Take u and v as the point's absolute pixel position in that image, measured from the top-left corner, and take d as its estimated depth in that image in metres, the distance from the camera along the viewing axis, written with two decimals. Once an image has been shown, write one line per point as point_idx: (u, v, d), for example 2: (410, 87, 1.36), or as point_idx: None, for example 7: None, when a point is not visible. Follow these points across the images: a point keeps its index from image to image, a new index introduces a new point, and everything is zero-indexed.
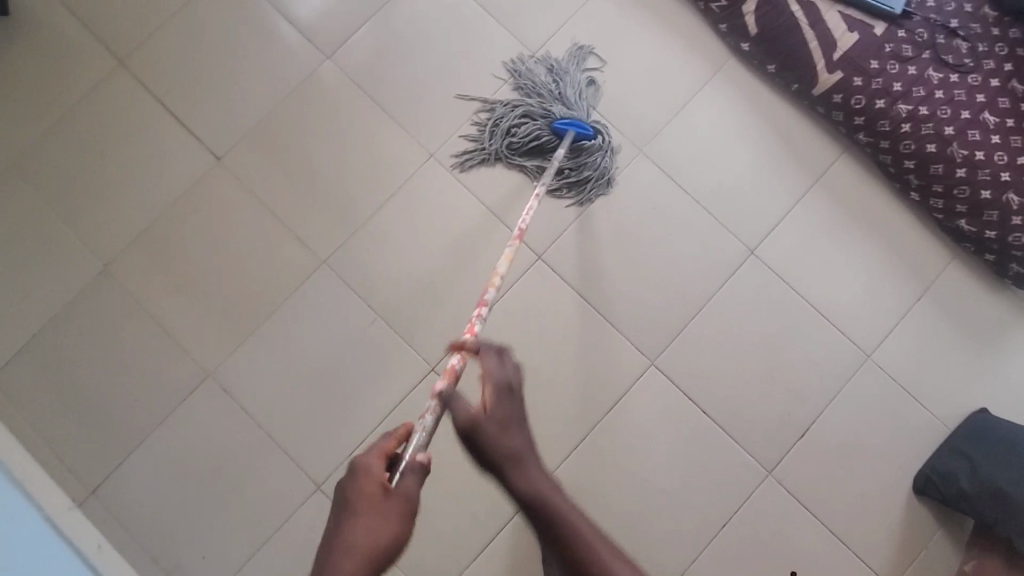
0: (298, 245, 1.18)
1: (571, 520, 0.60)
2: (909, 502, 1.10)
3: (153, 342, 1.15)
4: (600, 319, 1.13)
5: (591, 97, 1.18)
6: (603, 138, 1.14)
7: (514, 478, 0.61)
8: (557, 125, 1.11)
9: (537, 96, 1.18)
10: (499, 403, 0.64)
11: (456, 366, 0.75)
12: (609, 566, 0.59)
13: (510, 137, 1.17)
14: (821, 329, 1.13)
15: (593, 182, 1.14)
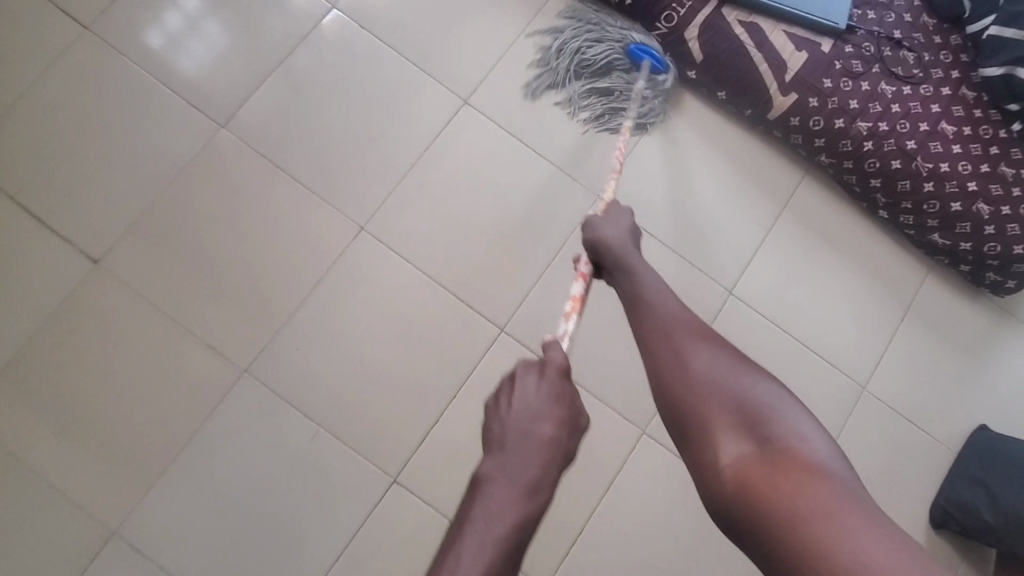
0: (211, 353, 0.97)
1: (660, 307, 0.65)
2: (929, 538, 1.03)
3: (33, 504, 0.91)
4: (580, 391, 1.00)
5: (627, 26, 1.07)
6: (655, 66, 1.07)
7: (625, 274, 0.71)
8: (633, 49, 1.04)
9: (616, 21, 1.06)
10: (618, 228, 0.78)
11: (587, 271, 0.78)
12: (708, 357, 0.59)
13: (580, 58, 1.06)
14: (813, 365, 1.05)
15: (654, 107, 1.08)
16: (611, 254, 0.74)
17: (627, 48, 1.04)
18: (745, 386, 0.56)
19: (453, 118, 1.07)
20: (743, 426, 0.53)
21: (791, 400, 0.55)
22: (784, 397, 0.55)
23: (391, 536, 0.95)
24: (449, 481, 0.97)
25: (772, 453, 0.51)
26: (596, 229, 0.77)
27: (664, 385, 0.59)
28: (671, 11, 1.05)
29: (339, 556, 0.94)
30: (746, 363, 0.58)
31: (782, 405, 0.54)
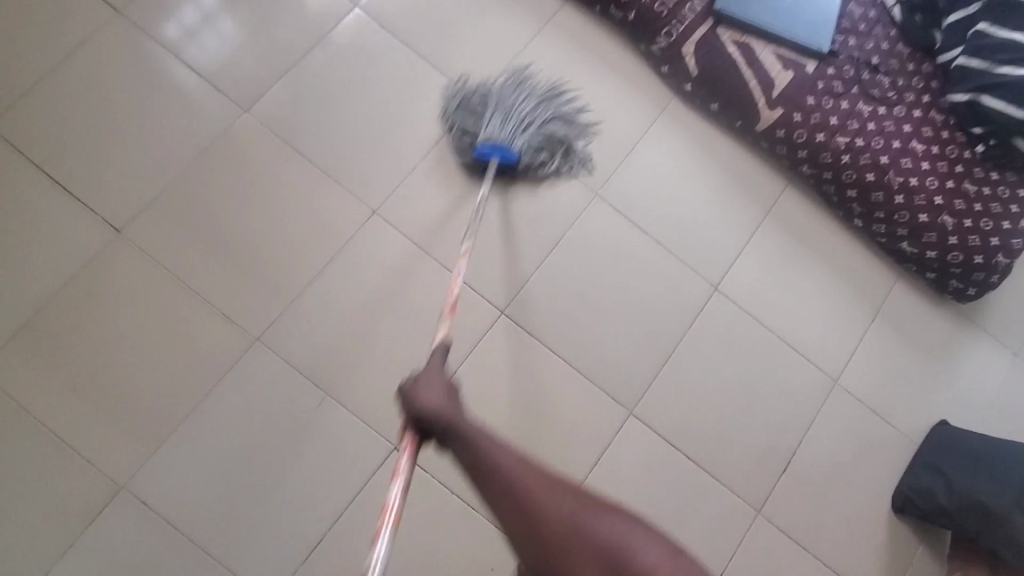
0: (225, 322, 1.02)
1: (494, 458, 0.60)
2: (890, 522, 1.10)
3: (45, 455, 0.94)
4: (573, 372, 1.06)
5: (515, 95, 1.11)
6: (536, 133, 1.09)
7: (450, 436, 0.65)
8: (477, 151, 1.06)
9: (518, 80, 1.13)
10: (434, 389, 0.69)
11: (413, 441, 0.71)
12: (550, 499, 0.56)
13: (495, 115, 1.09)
14: (788, 357, 1.13)
15: (570, 153, 1.12)
16: (433, 416, 0.67)
17: (474, 152, 1.07)
18: (602, 524, 0.53)
19: (463, 116, 1.14)
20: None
21: (635, 524, 0.53)
22: (628, 519, 0.53)
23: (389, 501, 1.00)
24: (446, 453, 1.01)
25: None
26: (417, 396, 0.69)
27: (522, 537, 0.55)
28: (670, 28, 1.14)
29: (337, 518, 0.98)
30: (591, 498, 0.56)
31: (631, 539, 0.51)
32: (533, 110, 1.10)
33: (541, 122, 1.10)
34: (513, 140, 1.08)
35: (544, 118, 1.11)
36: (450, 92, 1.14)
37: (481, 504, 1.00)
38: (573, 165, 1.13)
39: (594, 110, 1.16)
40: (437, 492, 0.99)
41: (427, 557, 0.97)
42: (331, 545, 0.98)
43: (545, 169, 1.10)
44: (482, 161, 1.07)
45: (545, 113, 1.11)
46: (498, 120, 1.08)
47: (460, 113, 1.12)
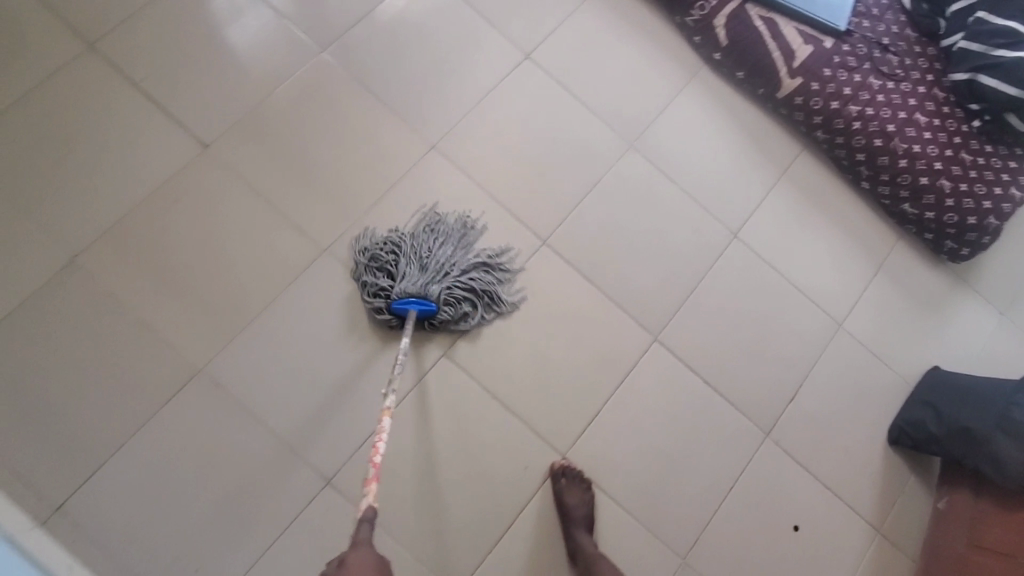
0: (297, 234, 1.09)
1: None
2: (885, 452, 1.22)
3: (131, 340, 1.02)
4: (605, 299, 1.18)
5: (443, 236, 1.10)
6: (455, 281, 1.07)
7: None
8: (394, 306, 1.02)
9: (390, 250, 1.07)
10: (364, 564, 0.63)
11: None
12: None
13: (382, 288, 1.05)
14: (799, 301, 1.25)
15: (495, 301, 1.12)
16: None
17: (391, 306, 1.03)
18: None
19: (516, 68, 1.24)
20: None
21: None
22: None
23: (440, 402, 1.08)
24: (492, 361, 1.12)
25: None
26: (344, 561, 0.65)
27: None
28: (704, 2, 1.27)
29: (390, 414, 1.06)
30: None
31: None
32: (452, 253, 1.09)
33: (457, 272, 1.08)
34: (428, 288, 1.04)
35: (466, 267, 1.10)
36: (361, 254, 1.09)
37: (520, 408, 1.11)
38: (494, 314, 1.12)
39: (532, 189, 1.19)
40: (481, 393, 1.11)
41: (472, 450, 1.08)
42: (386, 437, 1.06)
43: (467, 322, 1.09)
44: (398, 314, 1.04)
45: (459, 271, 1.09)
46: (417, 270, 1.05)
47: (368, 278, 1.06)
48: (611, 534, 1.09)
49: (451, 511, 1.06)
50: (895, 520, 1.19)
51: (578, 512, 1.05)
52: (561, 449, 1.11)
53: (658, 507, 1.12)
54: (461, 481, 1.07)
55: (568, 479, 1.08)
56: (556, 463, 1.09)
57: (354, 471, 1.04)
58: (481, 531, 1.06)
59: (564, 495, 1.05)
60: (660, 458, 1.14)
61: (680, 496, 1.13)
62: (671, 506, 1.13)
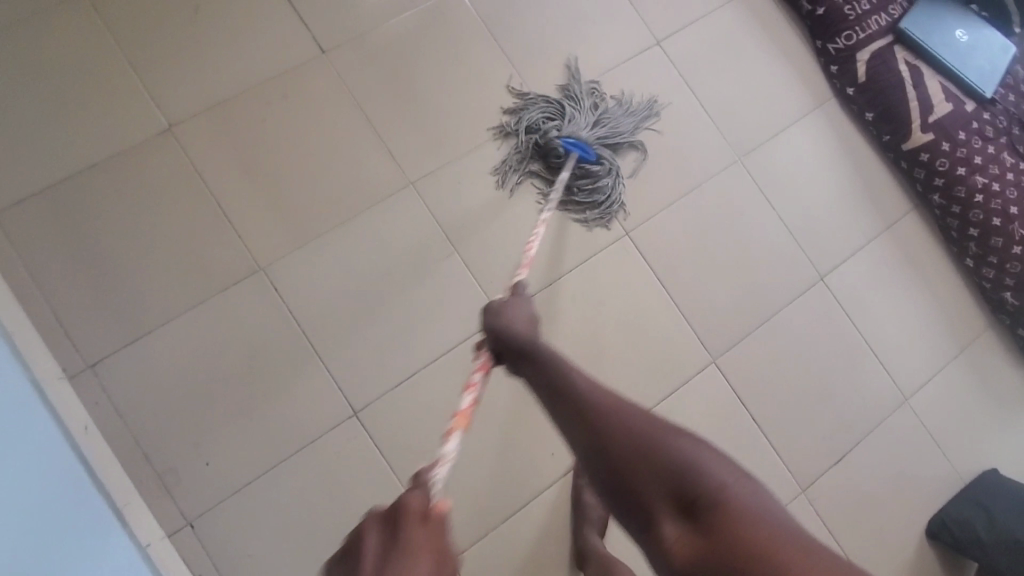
0: (387, 160, 1.06)
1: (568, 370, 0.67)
2: (920, 543, 1.14)
3: (201, 220, 1.00)
4: (673, 307, 1.12)
5: (626, 112, 1.13)
6: (609, 149, 1.11)
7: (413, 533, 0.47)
8: (564, 141, 1.05)
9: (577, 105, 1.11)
10: (524, 305, 0.77)
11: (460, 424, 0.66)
12: (620, 406, 0.61)
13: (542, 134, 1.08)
14: (869, 364, 1.18)
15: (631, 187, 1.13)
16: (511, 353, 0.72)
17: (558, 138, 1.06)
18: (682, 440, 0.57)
19: (644, 52, 1.19)
20: (680, 508, 0.54)
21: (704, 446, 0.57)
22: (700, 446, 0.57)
23: (483, 365, 1.05)
24: (546, 339, 1.07)
25: (716, 501, 0.53)
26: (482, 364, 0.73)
27: (588, 407, 0.62)
28: (851, 32, 1.21)
29: (431, 362, 1.03)
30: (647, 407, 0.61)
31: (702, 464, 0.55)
32: (633, 119, 1.13)
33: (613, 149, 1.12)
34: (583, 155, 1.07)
35: (625, 139, 1.12)
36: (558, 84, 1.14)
37: None
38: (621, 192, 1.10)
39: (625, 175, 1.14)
40: None
41: (502, 422, 1.04)
42: (420, 384, 1.02)
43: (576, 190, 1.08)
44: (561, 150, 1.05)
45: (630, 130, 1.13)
46: (592, 120, 1.10)
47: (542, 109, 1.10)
48: (616, 544, 1.06)
49: (466, 478, 1.01)
50: None
51: (595, 512, 1.01)
52: None
53: None
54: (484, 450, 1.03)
55: (589, 478, 1.03)
56: None
57: (382, 409, 1.00)
58: (491, 506, 1.02)
59: (583, 492, 1.01)
60: None
61: None
62: None
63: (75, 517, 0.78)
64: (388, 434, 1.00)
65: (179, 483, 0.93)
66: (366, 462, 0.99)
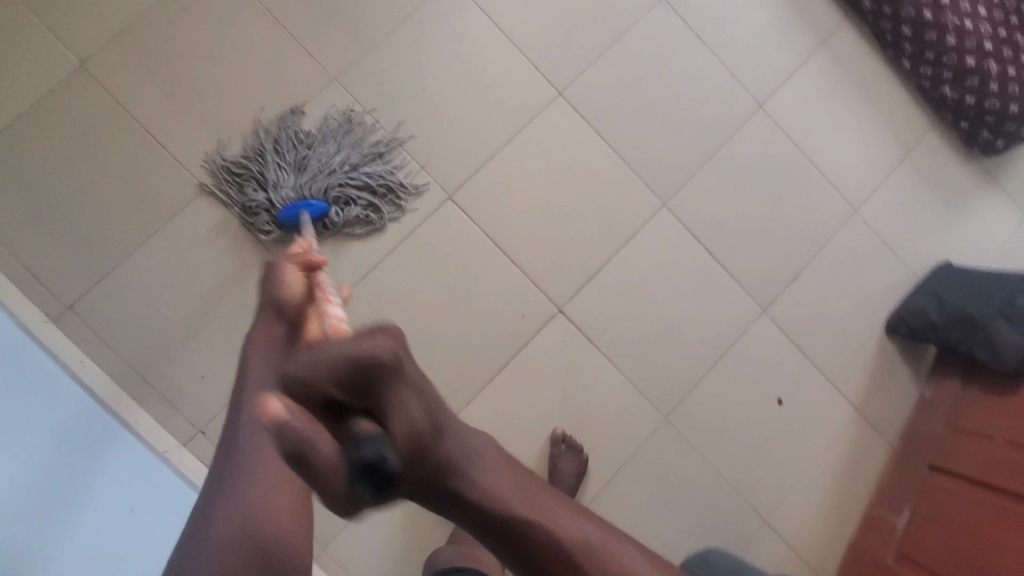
0: (307, 59, 1.06)
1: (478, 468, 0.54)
2: (880, 340, 1.22)
3: (139, 151, 1.01)
4: (617, 159, 1.14)
5: (334, 142, 1.05)
6: (342, 181, 1.04)
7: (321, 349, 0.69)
8: (284, 213, 1.00)
9: (304, 157, 1.03)
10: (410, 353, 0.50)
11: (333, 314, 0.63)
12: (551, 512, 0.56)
13: (287, 172, 1.02)
14: (816, 182, 1.21)
15: (394, 194, 1.06)
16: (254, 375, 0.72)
17: (280, 214, 1.00)
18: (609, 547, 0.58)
19: None
20: None
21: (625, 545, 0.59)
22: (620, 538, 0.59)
23: (441, 245, 1.08)
24: (497, 210, 1.10)
25: None
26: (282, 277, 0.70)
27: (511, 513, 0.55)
28: None
29: (390, 250, 1.07)
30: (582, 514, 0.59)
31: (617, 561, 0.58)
32: (348, 160, 1.04)
33: (347, 168, 1.04)
34: (311, 190, 1.02)
35: (362, 168, 1.05)
36: (240, 146, 1.03)
37: (523, 258, 1.11)
38: (398, 208, 1.07)
39: (548, 34, 1.13)
40: (482, 241, 1.10)
41: (468, 295, 1.09)
42: (384, 272, 1.07)
43: (354, 221, 1.05)
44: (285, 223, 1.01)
45: (345, 167, 1.04)
46: (300, 176, 1.02)
47: (238, 183, 1.02)
48: (596, 387, 1.13)
49: (444, 351, 1.08)
50: (882, 407, 1.21)
51: (568, 478, 1.06)
52: (557, 303, 1.12)
53: (648, 368, 1.14)
54: (456, 323, 1.09)
55: (565, 448, 1.08)
56: (558, 430, 1.10)
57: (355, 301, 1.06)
58: (472, 372, 1.09)
59: (559, 460, 1.06)
60: (655, 325, 1.15)
61: (672, 359, 1.15)
62: (660, 368, 1.15)
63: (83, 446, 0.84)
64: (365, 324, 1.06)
65: (180, 397, 1.00)
66: None
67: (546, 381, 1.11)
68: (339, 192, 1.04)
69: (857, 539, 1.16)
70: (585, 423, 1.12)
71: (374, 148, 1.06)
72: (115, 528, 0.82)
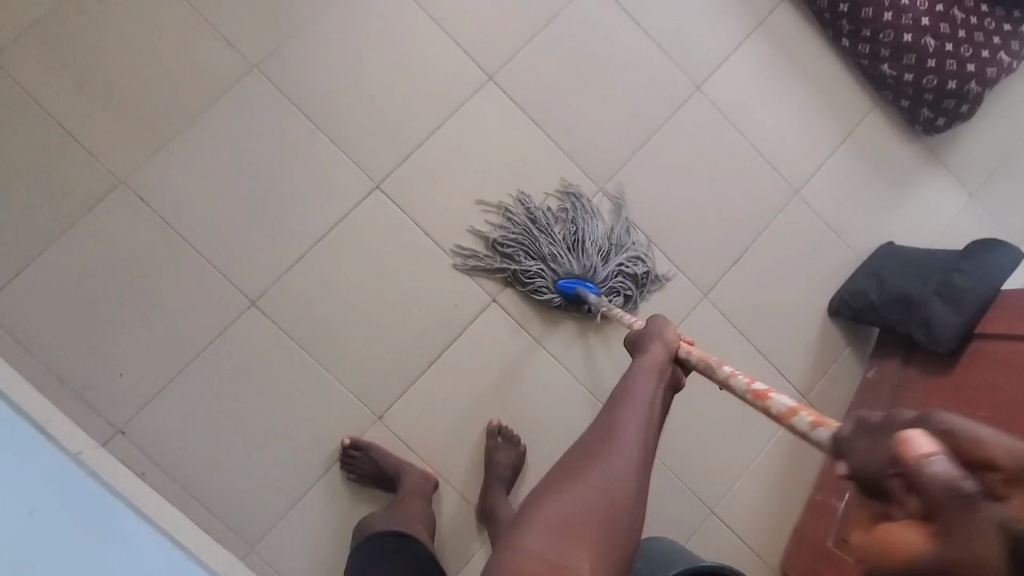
0: (225, 47, 1.03)
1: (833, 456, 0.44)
2: (824, 322, 1.21)
3: (49, 144, 0.98)
4: (551, 144, 1.12)
5: (597, 225, 1.12)
6: (589, 256, 1.10)
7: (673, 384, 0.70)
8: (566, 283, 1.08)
9: (549, 229, 1.10)
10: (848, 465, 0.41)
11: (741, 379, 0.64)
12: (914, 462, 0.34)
13: (526, 254, 1.09)
14: (757, 164, 1.19)
15: (649, 277, 1.14)
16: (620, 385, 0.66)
17: (560, 284, 1.08)
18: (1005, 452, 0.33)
19: None
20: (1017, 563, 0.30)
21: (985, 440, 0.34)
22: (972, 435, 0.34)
23: (372, 235, 1.06)
24: (429, 198, 1.08)
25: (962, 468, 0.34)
26: (666, 340, 0.71)
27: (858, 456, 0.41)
28: None
29: (317, 241, 1.04)
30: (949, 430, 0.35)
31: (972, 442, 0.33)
32: (610, 239, 1.12)
33: (592, 241, 1.11)
34: (542, 265, 1.09)
35: (629, 248, 1.13)
36: (487, 222, 1.10)
37: (454, 248, 1.09)
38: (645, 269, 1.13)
39: (477, 18, 1.10)
40: (413, 231, 1.07)
41: (399, 287, 1.06)
42: (312, 263, 1.04)
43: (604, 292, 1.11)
44: (563, 295, 1.09)
45: (614, 249, 1.12)
46: (569, 251, 1.10)
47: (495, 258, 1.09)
48: (533, 377, 1.11)
49: (375, 344, 1.05)
50: (826, 389, 1.20)
51: (504, 471, 1.04)
52: (491, 292, 1.10)
53: (586, 355, 1.12)
54: (387, 314, 1.06)
55: (501, 441, 1.06)
56: (493, 422, 1.07)
57: (281, 294, 1.03)
58: (405, 363, 1.06)
59: (493, 454, 1.04)
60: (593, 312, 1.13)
61: (612, 346, 1.13)
62: (599, 356, 1.13)
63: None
64: (292, 317, 1.03)
65: (99, 396, 0.98)
66: (274, 344, 1.02)
67: (480, 374, 1.08)
68: (576, 253, 1.10)
69: (802, 524, 1.15)
70: (522, 413, 1.10)
71: (598, 213, 1.13)
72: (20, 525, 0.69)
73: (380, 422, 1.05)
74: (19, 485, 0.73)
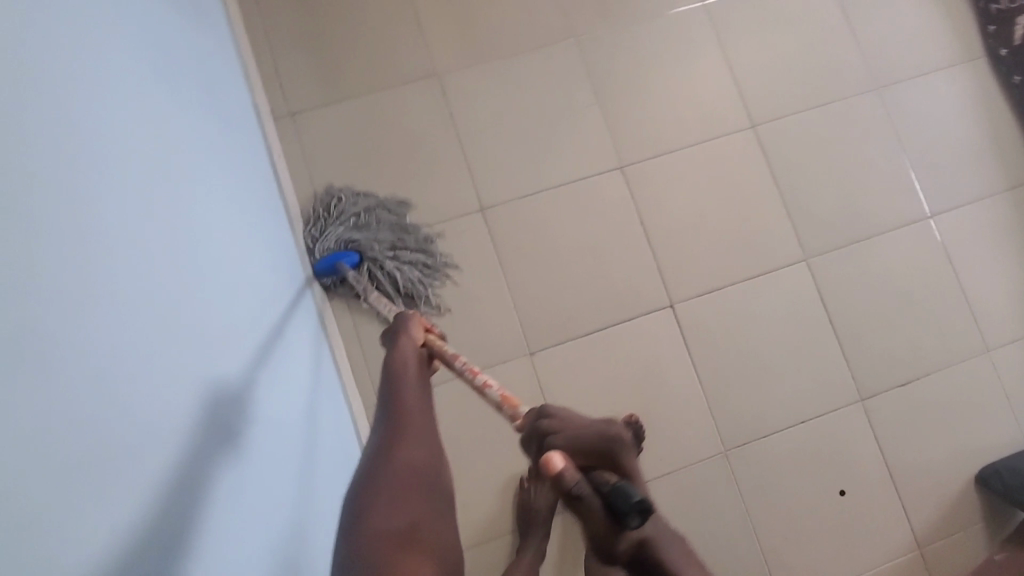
0: (558, 12, 1.22)
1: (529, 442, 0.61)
2: (967, 485, 1.17)
3: (399, 25, 1.19)
4: (780, 202, 1.20)
5: (382, 225, 1.11)
6: (379, 254, 1.09)
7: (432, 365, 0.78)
8: (331, 256, 1.07)
9: (359, 203, 1.12)
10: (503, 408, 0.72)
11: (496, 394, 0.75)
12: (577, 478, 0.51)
13: (347, 227, 1.10)
14: (959, 308, 1.21)
15: (415, 297, 1.11)
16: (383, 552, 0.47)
17: (322, 255, 1.07)
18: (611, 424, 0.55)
19: None
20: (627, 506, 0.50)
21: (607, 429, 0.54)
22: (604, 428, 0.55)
23: (598, 203, 1.18)
24: (657, 196, 1.19)
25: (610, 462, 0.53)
26: (405, 335, 0.76)
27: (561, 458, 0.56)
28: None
29: (553, 187, 1.17)
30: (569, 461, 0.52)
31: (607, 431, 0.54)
32: (386, 241, 1.11)
33: (388, 250, 1.10)
34: (346, 244, 1.08)
35: (403, 256, 1.11)
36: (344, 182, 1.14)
37: (658, 246, 1.18)
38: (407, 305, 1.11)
39: (764, 76, 1.23)
40: (632, 217, 1.18)
41: (599, 255, 1.16)
42: (539, 202, 1.17)
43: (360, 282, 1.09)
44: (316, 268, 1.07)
45: (390, 251, 1.11)
46: (345, 228, 1.09)
47: (325, 215, 1.10)
48: (675, 390, 1.14)
49: (557, 292, 1.15)
50: (943, 550, 1.14)
51: None
52: (674, 299, 1.16)
53: (727, 396, 1.15)
54: (579, 273, 1.16)
55: None
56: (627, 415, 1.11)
57: (505, 214, 1.16)
58: (573, 320, 1.14)
59: None
60: (753, 361, 1.17)
61: (756, 401, 1.15)
62: (739, 403, 1.15)
63: (268, 215, 0.98)
64: (505, 236, 1.15)
65: None
66: (480, 251, 1.14)
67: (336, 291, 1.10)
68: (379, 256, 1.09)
69: None
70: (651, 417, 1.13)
71: (420, 250, 1.12)
72: (266, 296, 0.86)
73: (528, 356, 1.12)
74: (270, 269, 0.90)
